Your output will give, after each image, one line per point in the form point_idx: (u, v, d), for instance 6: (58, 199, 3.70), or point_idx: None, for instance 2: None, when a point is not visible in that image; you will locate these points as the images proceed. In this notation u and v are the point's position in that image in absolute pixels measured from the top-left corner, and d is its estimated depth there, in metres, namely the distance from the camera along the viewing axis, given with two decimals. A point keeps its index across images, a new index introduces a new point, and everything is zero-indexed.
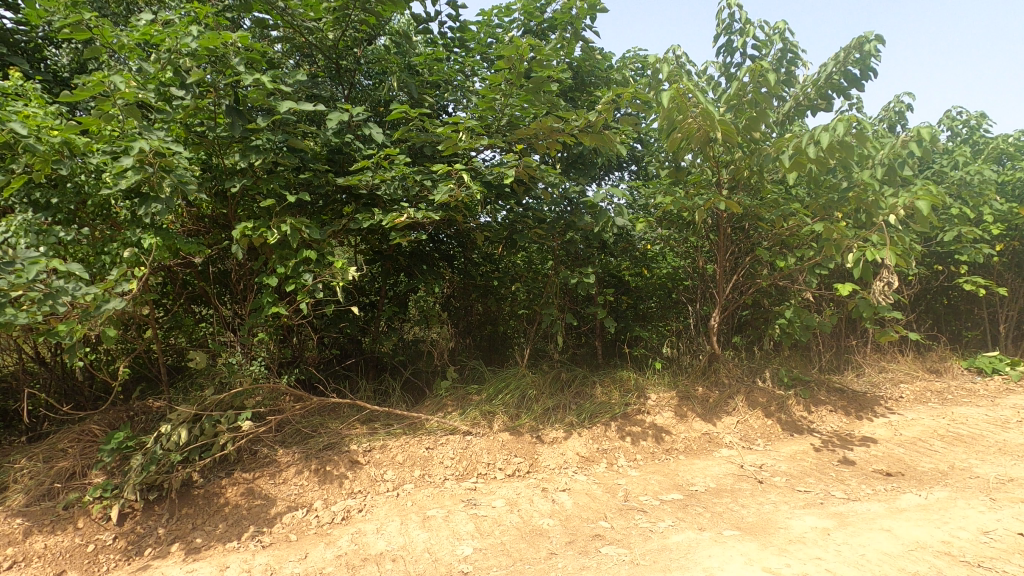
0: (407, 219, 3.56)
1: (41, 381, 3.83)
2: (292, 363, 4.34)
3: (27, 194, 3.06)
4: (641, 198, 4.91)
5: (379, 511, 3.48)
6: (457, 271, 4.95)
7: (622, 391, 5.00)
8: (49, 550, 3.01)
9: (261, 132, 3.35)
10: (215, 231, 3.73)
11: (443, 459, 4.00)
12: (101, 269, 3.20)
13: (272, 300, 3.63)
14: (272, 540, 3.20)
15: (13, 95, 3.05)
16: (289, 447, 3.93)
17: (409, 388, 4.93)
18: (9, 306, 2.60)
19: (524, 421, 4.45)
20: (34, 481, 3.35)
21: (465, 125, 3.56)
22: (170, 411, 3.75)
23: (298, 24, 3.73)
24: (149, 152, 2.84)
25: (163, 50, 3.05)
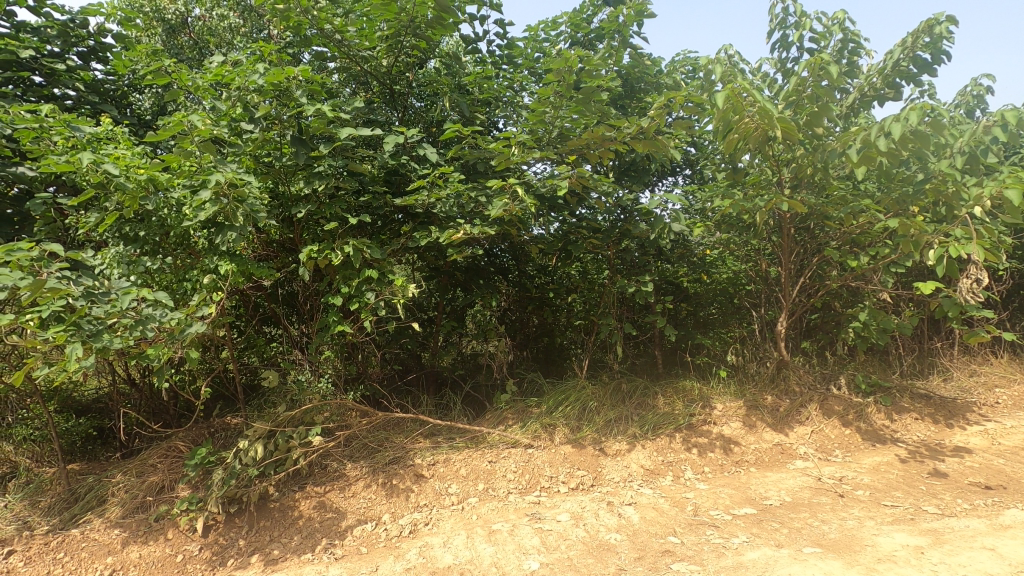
0: (463, 235, 3.63)
1: (132, 401, 4.12)
2: (357, 379, 4.49)
3: (119, 229, 3.34)
4: (697, 202, 4.78)
5: (445, 524, 3.52)
6: (513, 283, 4.97)
7: (686, 401, 4.85)
8: (143, 560, 3.22)
9: (323, 159, 3.51)
10: (283, 255, 3.92)
11: (506, 472, 4.00)
12: (184, 295, 3.43)
13: (337, 319, 3.77)
14: (344, 552, 3.30)
15: (105, 139, 3.33)
16: (357, 461, 4.05)
17: (469, 402, 5.00)
18: (105, 332, 2.83)
19: (586, 434, 4.39)
20: (128, 494, 3.60)
21: (516, 139, 3.60)
22: (247, 427, 3.95)
23: (354, 54, 3.90)
24: (224, 184, 3.03)
25: (233, 89, 3.27)
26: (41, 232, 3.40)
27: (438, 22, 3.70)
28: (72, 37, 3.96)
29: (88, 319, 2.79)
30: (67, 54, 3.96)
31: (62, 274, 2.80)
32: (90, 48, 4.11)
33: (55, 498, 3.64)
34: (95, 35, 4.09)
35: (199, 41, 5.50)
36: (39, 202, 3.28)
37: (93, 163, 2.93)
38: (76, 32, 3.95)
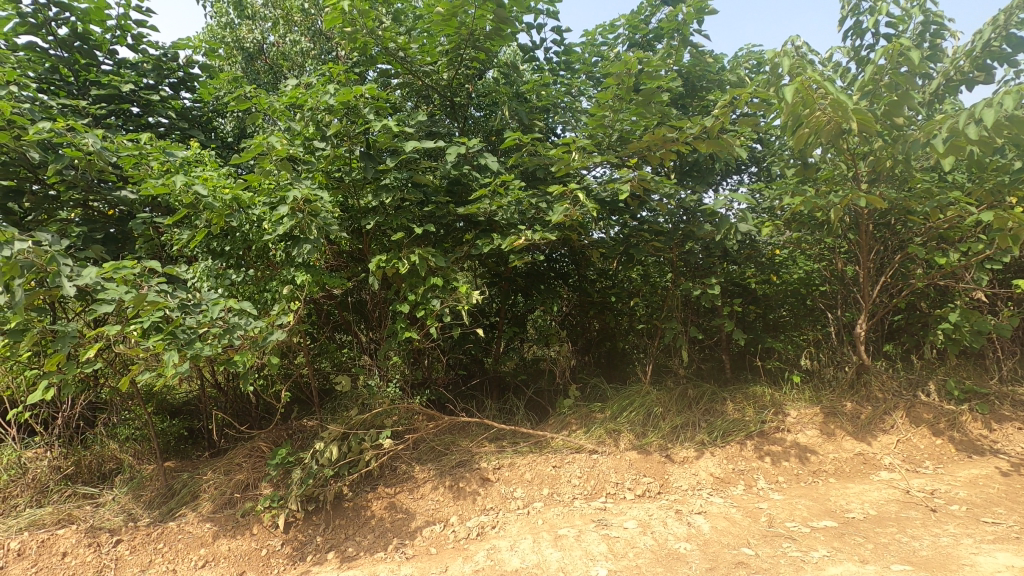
0: (525, 241, 3.67)
1: (219, 403, 4.43)
2: (423, 384, 4.60)
3: (207, 244, 3.60)
4: (765, 200, 4.60)
5: (511, 528, 3.56)
6: (573, 288, 4.96)
7: (757, 407, 4.66)
8: (232, 553, 3.46)
9: (389, 172, 3.65)
10: (352, 265, 4.10)
11: (570, 478, 3.99)
12: (265, 305, 3.65)
13: (404, 325, 3.91)
14: (415, 552, 3.41)
15: (195, 161, 3.61)
16: (424, 464, 4.16)
17: (532, 407, 5.03)
18: (198, 340, 3.07)
19: (651, 440, 4.31)
20: (218, 491, 3.87)
21: (576, 144, 3.60)
22: (322, 430, 4.16)
23: (416, 69, 4.06)
24: (300, 200, 3.22)
25: (307, 110, 3.46)
26: (142, 249, 3.73)
27: (497, 33, 3.79)
28: (164, 70, 4.33)
29: (183, 329, 3.03)
30: (160, 85, 4.33)
31: (160, 288, 3.06)
32: (179, 78, 4.47)
33: (155, 492, 3.95)
34: (183, 67, 4.45)
35: (274, 66, 5.86)
36: (140, 221, 3.60)
37: (185, 185, 3.19)
38: (167, 65, 4.32)
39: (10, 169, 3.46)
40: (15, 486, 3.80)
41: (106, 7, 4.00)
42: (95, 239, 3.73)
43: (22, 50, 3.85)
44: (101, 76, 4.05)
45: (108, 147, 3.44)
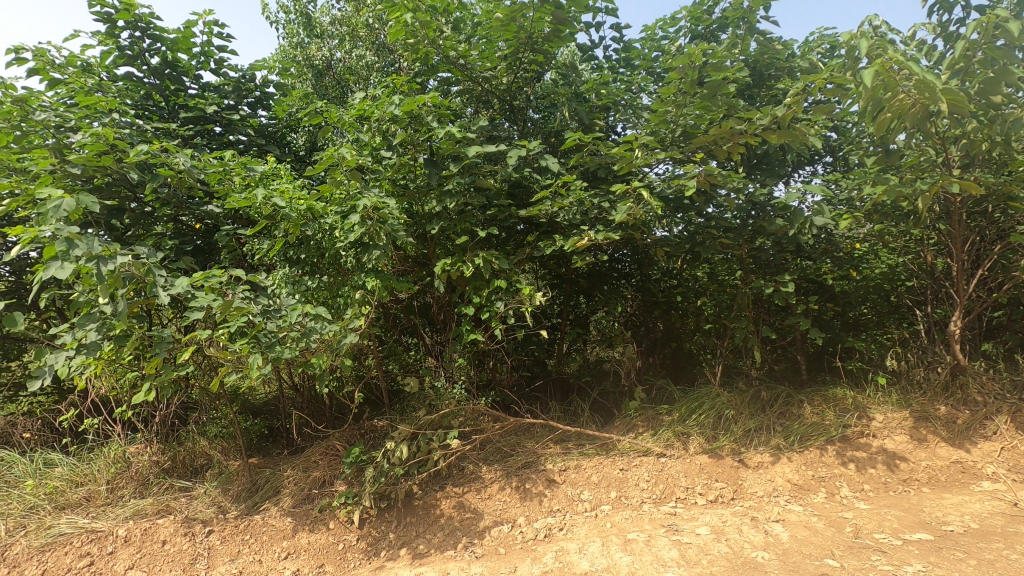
0: (588, 241, 3.65)
1: (297, 404, 4.66)
2: (488, 385, 4.64)
3: (285, 253, 3.81)
4: (842, 191, 4.34)
5: (579, 531, 3.54)
6: (637, 288, 4.88)
7: (838, 410, 4.40)
8: (311, 546, 3.64)
9: (452, 178, 3.72)
10: (418, 269, 4.21)
11: (638, 481, 3.92)
12: (338, 309, 3.81)
13: (469, 328, 3.98)
14: (484, 551, 3.46)
15: (272, 175, 3.83)
16: (491, 464, 4.21)
17: (597, 409, 4.98)
18: (278, 344, 3.25)
19: (723, 443, 4.17)
20: (297, 486, 4.08)
21: (639, 141, 3.54)
22: (392, 429, 4.29)
23: (476, 75, 4.13)
24: (370, 208, 3.35)
25: (373, 121, 3.58)
26: (227, 259, 4.01)
27: (555, 34, 3.80)
28: (243, 91, 4.63)
29: (265, 333, 3.22)
30: (239, 105, 4.64)
31: (245, 294, 3.26)
32: (257, 97, 4.75)
33: (241, 486, 4.20)
34: (260, 86, 4.74)
35: (341, 81, 6.13)
36: (225, 233, 3.86)
37: (265, 198, 3.39)
38: (245, 86, 4.61)
39: (113, 189, 3.79)
40: (122, 478, 4.16)
41: (191, 36, 4.32)
42: (186, 251, 4.04)
43: (121, 80, 4.22)
44: (188, 99, 4.37)
45: (196, 166, 3.71)
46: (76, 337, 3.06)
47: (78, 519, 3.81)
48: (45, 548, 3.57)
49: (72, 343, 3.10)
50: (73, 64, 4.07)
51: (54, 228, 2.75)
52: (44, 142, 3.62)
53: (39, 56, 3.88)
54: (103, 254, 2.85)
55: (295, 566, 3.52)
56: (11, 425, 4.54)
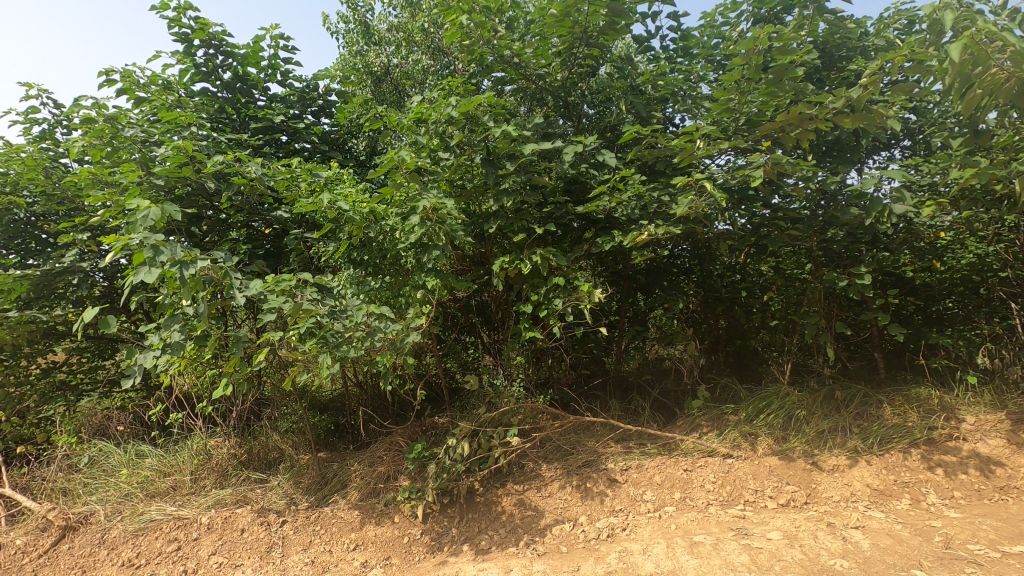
0: (648, 236, 3.57)
1: (362, 401, 4.82)
2: (547, 383, 4.64)
3: (349, 255, 3.94)
4: (924, 176, 4.05)
5: (643, 531, 3.47)
6: (699, 284, 4.73)
7: (923, 411, 4.10)
8: (378, 539, 3.75)
9: (509, 176, 3.73)
10: (476, 268, 4.25)
11: (704, 482, 3.80)
12: (400, 309, 3.90)
13: (528, 326, 3.98)
14: (546, 549, 3.46)
15: (336, 180, 3.97)
16: (551, 463, 4.20)
17: (658, 408, 4.86)
18: (345, 343, 3.36)
19: (794, 445, 3.98)
20: (364, 481, 4.21)
21: (701, 132, 3.42)
22: (453, 426, 4.36)
23: (531, 73, 4.11)
24: (429, 209, 3.40)
25: (431, 123, 3.64)
26: (295, 262, 4.19)
27: (610, 27, 3.74)
28: (308, 100, 4.83)
29: (332, 332, 3.33)
30: (304, 114, 4.85)
31: (313, 296, 3.39)
32: (320, 106, 4.95)
33: (311, 479, 4.37)
34: (323, 95, 4.93)
35: (398, 86, 6.29)
36: (293, 237, 4.11)
37: (330, 203, 3.51)
38: (309, 95, 4.81)
39: (192, 198, 4.04)
40: (204, 469, 4.43)
41: (260, 50, 4.55)
42: (258, 255, 4.25)
43: (197, 95, 4.50)
44: (257, 110, 4.60)
45: (266, 173, 3.89)
46: (162, 337, 3.27)
47: (166, 506, 4.09)
48: (139, 532, 3.87)
49: (158, 343, 3.32)
50: (155, 83, 4.37)
51: (142, 237, 2.95)
52: (132, 157, 3.90)
53: (126, 77, 4.19)
54: (185, 259, 3.02)
55: (362, 558, 3.63)
56: (107, 419, 4.89)
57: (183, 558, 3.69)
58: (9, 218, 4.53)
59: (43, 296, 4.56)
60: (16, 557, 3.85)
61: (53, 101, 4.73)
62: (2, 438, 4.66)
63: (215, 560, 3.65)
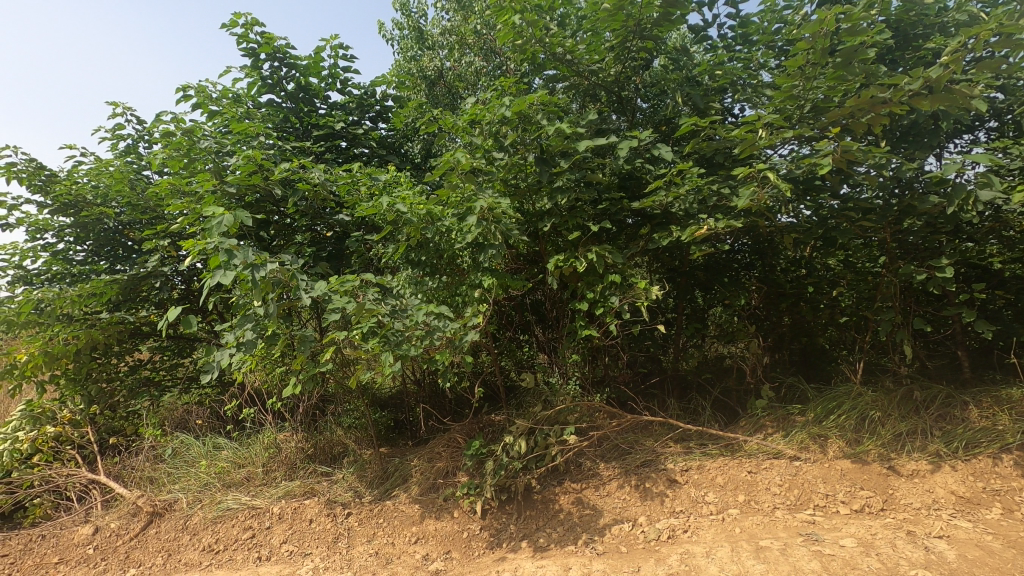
0: (707, 231, 3.47)
1: (420, 398, 4.93)
2: (603, 381, 4.60)
3: (407, 255, 4.03)
4: (1014, 159, 3.74)
5: (705, 534, 3.39)
6: (762, 279, 4.55)
7: (1014, 413, 3.80)
8: (439, 533, 3.83)
9: (563, 174, 3.71)
10: (530, 267, 4.26)
11: (769, 485, 3.67)
12: (457, 308, 3.97)
13: (583, 323, 3.96)
14: (605, 549, 3.43)
15: (394, 182, 4.08)
16: (609, 462, 4.16)
17: (719, 407, 4.72)
18: (405, 341, 3.46)
19: (869, 448, 3.78)
20: (423, 476, 4.31)
21: (763, 121, 3.29)
22: (509, 424, 4.40)
23: (584, 69, 4.08)
24: (486, 209, 3.44)
25: (485, 124, 3.67)
26: (356, 263, 4.33)
27: (665, 18, 3.66)
28: (365, 106, 5.01)
29: (393, 331, 3.43)
30: (362, 120, 5.02)
31: (374, 295, 3.50)
32: (377, 111, 5.10)
33: (374, 473, 4.52)
34: (380, 101, 5.08)
35: (451, 88, 6.38)
36: (354, 239, 4.23)
37: (389, 205, 3.61)
38: (367, 102, 4.97)
39: (260, 204, 4.27)
40: (274, 462, 4.66)
41: (320, 60, 4.74)
42: (322, 257, 4.43)
43: (264, 106, 4.73)
44: (319, 119, 4.80)
45: (329, 179, 4.05)
46: (236, 336, 3.46)
47: (241, 496, 4.34)
48: (217, 520, 4.12)
49: (233, 341, 3.52)
50: (226, 96, 4.63)
51: (217, 241, 3.15)
52: (206, 166, 4.15)
53: (200, 92, 4.46)
54: (256, 262, 3.19)
55: (424, 551, 3.72)
56: (187, 413, 5.28)
57: (258, 546, 3.90)
58: (100, 227, 4.93)
59: (129, 299, 4.95)
60: (111, 539, 4.17)
61: (136, 118, 5.12)
62: (97, 429, 5.07)
63: (286, 548, 3.84)
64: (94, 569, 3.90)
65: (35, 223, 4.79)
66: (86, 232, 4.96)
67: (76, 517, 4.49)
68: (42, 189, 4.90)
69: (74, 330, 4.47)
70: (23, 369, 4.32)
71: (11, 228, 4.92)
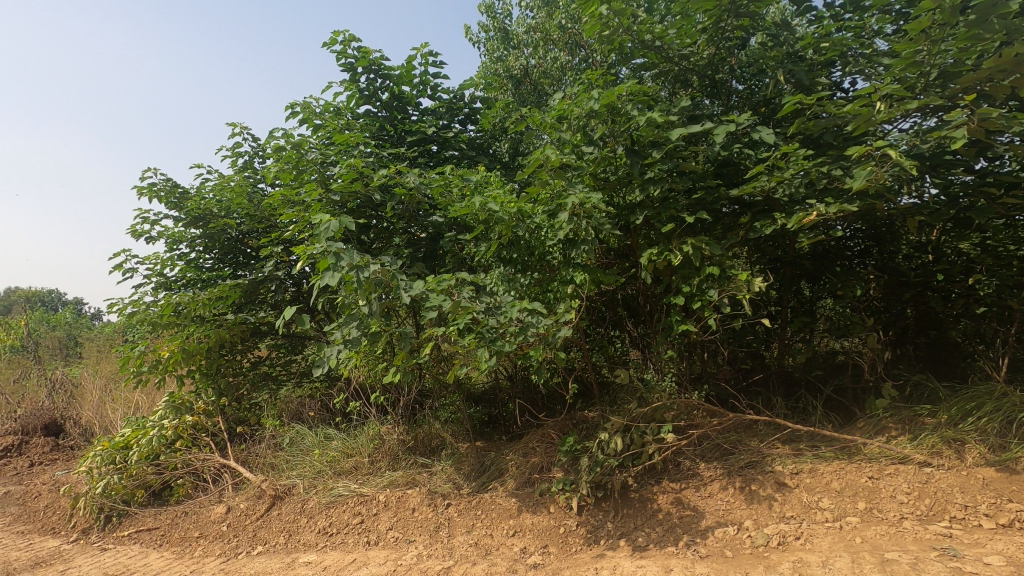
0: (816, 217, 3.23)
1: (514, 394, 5.00)
2: (701, 378, 4.41)
3: (499, 253, 4.09)
4: None
5: (821, 542, 3.16)
6: (880, 267, 4.15)
7: None
8: (536, 527, 3.87)
9: (655, 165, 3.60)
10: (621, 261, 4.17)
11: (895, 493, 3.35)
12: (549, 304, 3.98)
13: (680, 318, 3.82)
14: (709, 552, 3.30)
15: (484, 183, 4.16)
16: (710, 462, 3.99)
17: (832, 407, 4.37)
18: (500, 338, 3.52)
19: (1017, 455, 3.34)
20: (519, 470, 4.37)
21: (880, 93, 3.00)
22: (604, 420, 4.34)
23: (674, 55, 3.92)
24: (576, 205, 3.41)
25: (573, 118, 3.62)
26: (451, 262, 4.47)
27: None
28: (455, 110, 5.17)
29: (488, 328, 3.52)
30: (452, 123, 5.19)
31: (469, 294, 3.59)
32: (466, 114, 5.25)
33: (471, 466, 4.64)
34: (468, 103, 5.22)
35: (538, 86, 6.45)
36: (448, 239, 4.37)
37: (481, 205, 3.69)
38: (456, 105, 5.13)
39: (361, 210, 4.52)
40: (379, 453, 4.92)
41: (412, 69, 4.94)
42: (419, 257, 4.62)
43: (362, 117, 5.02)
44: (412, 125, 5.03)
45: (423, 183, 4.21)
46: (343, 334, 3.69)
47: (350, 484, 4.64)
48: (330, 505, 4.44)
49: (340, 339, 3.74)
50: (328, 110, 4.96)
51: (326, 246, 3.37)
52: (313, 176, 4.46)
53: (305, 108, 4.81)
54: (360, 263, 3.39)
55: (522, 544, 3.77)
56: (301, 405, 5.71)
57: (367, 531, 4.15)
58: (224, 237, 5.47)
59: (250, 301, 5.42)
60: (241, 518, 4.61)
61: (251, 136, 5.62)
62: (227, 419, 5.65)
63: (392, 534, 4.07)
64: (228, 544, 4.33)
65: (173, 235, 5.40)
66: (213, 242, 5.51)
67: (212, 497, 5.02)
68: (177, 205, 5.51)
69: (205, 330, 5.05)
70: (166, 364, 5.04)
71: (153, 241, 5.58)
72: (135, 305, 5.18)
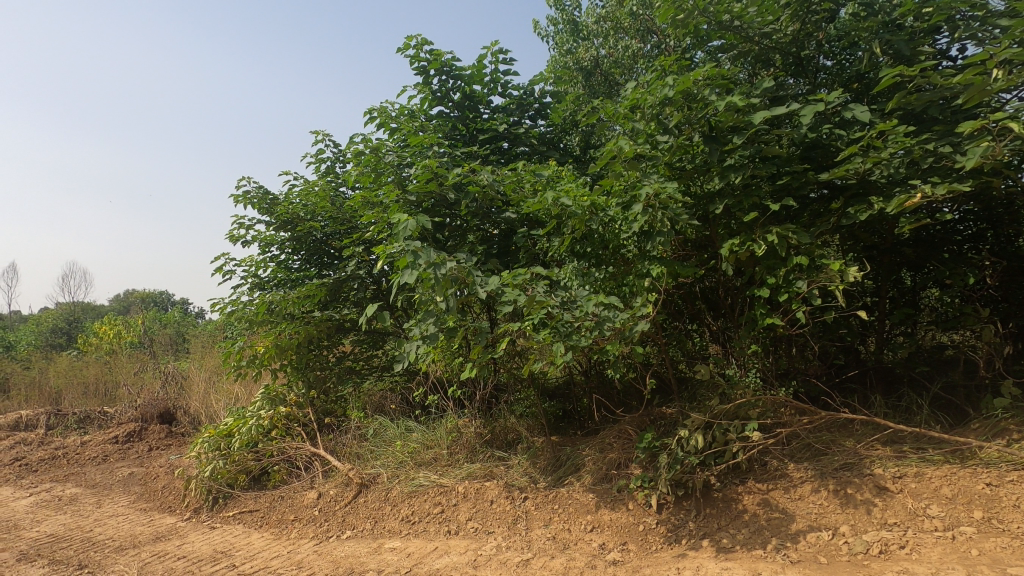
0: (920, 199, 2.97)
1: (589, 389, 4.97)
2: (788, 374, 4.15)
3: (571, 248, 4.07)
4: None
5: (929, 553, 2.93)
6: (998, 252, 3.76)
7: None
8: (614, 523, 3.84)
9: (736, 151, 3.44)
10: (699, 253, 4.01)
11: (1018, 502, 3.04)
12: (624, 298, 3.91)
13: (765, 311, 3.63)
14: (801, 557, 3.14)
15: (556, 177, 4.15)
16: (800, 462, 3.77)
17: (940, 406, 3.99)
18: (575, 332, 3.51)
19: None
20: (595, 465, 4.34)
21: (998, 60, 2.70)
22: (683, 417, 4.21)
23: (755, 33, 3.73)
24: (652, 196, 3.33)
25: (647, 107, 3.52)
26: (523, 258, 4.50)
27: None
28: (525, 105, 5.19)
29: (563, 323, 3.51)
30: (523, 119, 5.21)
31: (543, 289, 3.60)
32: (536, 109, 5.24)
33: (547, 460, 4.66)
34: (538, 99, 5.22)
35: (609, 76, 6.35)
36: (521, 235, 4.39)
37: (554, 200, 3.68)
38: (527, 101, 5.15)
39: (436, 209, 4.64)
40: (457, 445, 5.06)
41: (482, 68, 5.01)
42: (492, 254, 4.68)
43: (435, 118, 5.16)
44: (483, 124, 5.11)
45: (496, 179, 4.25)
46: (421, 330, 3.80)
47: (431, 475, 4.80)
48: (413, 494, 4.62)
49: (418, 334, 3.85)
50: (403, 113, 5.12)
51: (404, 245, 3.50)
52: (390, 177, 4.65)
53: (382, 113, 5.00)
54: (437, 260, 3.47)
55: (600, 540, 3.75)
56: (383, 398, 6.01)
57: (447, 520, 4.29)
58: (310, 239, 5.82)
59: (334, 299, 5.70)
60: (331, 503, 4.89)
61: (333, 142, 5.92)
62: (316, 410, 6.00)
63: (472, 525, 4.17)
64: (320, 528, 4.60)
65: (265, 239, 5.80)
66: (300, 244, 5.88)
67: (305, 483, 5.35)
68: (269, 211, 5.92)
69: (295, 326, 5.40)
70: (262, 358, 5.50)
71: (248, 244, 6.02)
72: (234, 304, 5.61)
